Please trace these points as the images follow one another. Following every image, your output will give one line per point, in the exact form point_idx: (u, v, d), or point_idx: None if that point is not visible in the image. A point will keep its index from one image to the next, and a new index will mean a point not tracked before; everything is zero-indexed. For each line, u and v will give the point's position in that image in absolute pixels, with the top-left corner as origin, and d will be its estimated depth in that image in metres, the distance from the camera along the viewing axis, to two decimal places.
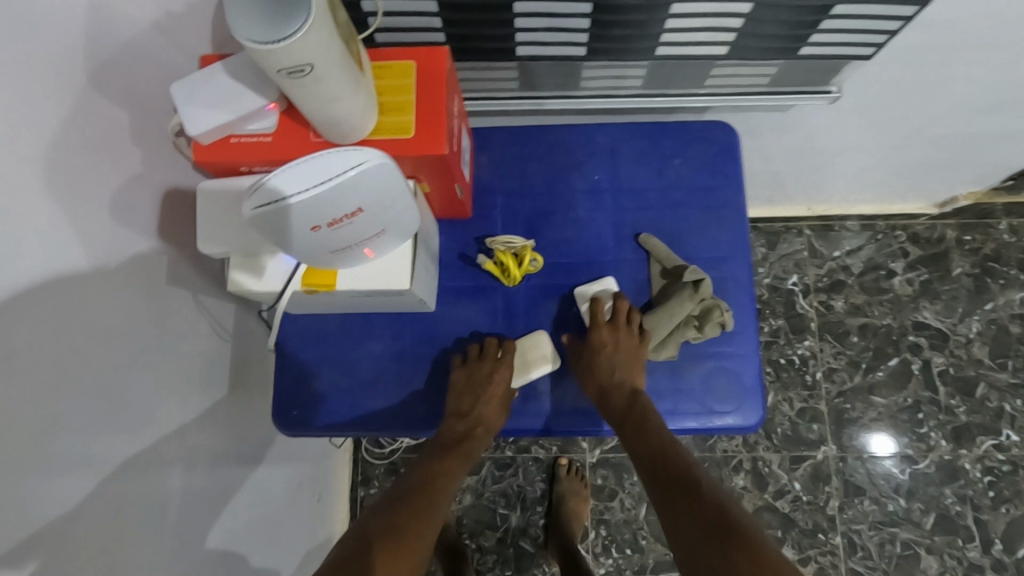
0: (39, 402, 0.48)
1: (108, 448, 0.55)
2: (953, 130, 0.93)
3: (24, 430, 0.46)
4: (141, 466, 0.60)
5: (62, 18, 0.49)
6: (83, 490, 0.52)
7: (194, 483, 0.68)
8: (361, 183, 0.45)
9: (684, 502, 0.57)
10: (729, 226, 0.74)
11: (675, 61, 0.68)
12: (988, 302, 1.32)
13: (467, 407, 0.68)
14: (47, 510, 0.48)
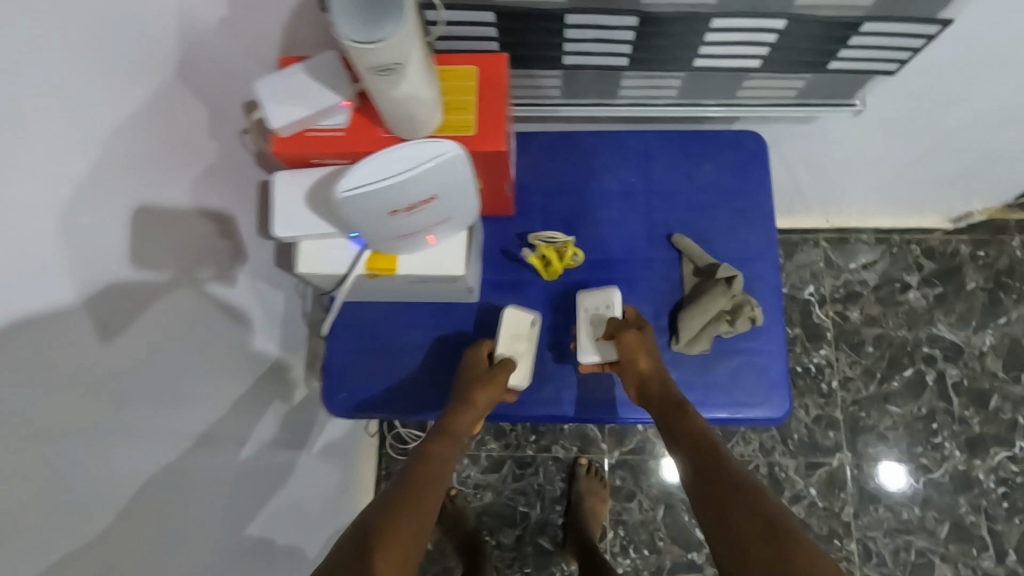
0: (126, 369, 0.53)
1: (173, 416, 0.59)
2: (969, 145, 0.97)
3: (113, 392, 0.51)
4: (200, 438, 0.63)
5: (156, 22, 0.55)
6: (159, 452, 0.56)
7: (244, 459, 0.72)
8: (437, 172, 0.50)
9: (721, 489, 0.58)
10: (757, 229, 0.78)
11: (710, 72, 0.73)
12: (1001, 316, 1.35)
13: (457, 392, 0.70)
14: (128, 467, 0.52)
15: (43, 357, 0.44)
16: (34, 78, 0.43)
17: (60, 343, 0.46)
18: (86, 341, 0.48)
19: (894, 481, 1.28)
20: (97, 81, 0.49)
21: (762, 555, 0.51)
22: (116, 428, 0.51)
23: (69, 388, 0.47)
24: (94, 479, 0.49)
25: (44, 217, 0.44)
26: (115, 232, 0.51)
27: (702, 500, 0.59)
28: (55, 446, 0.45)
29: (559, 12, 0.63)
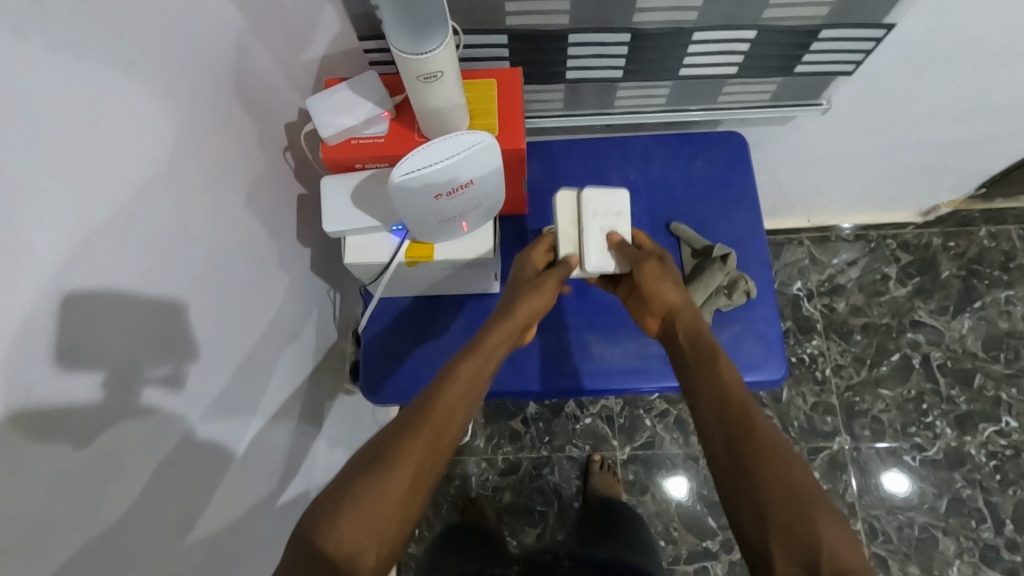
0: (191, 353, 0.59)
1: (225, 393, 0.66)
2: (927, 140, 1.09)
3: (179, 370, 0.58)
4: (244, 419, 0.70)
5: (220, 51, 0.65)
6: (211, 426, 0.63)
7: (278, 443, 0.78)
8: (473, 159, 0.58)
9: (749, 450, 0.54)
10: (746, 215, 0.88)
11: (693, 80, 0.83)
12: (976, 300, 1.45)
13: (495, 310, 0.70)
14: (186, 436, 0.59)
15: (131, 327, 0.52)
16: (132, 96, 0.51)
17: (138, 330, 0.53)
18: (165, 319, 0.56)
19: (899, 486, 1.34)
20: (178, 100, 0.57)
21: (782, 516, 0.50)
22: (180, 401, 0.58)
23: (148, 364, 0.54)
24: (160, 445, 0.55)
25: (144, 209, 0.53)
26: (191, 225, 0.59)
27: (725, 449, 0.56)
28: (139, 407, 0.52)
29: (563, 31, 0.74)
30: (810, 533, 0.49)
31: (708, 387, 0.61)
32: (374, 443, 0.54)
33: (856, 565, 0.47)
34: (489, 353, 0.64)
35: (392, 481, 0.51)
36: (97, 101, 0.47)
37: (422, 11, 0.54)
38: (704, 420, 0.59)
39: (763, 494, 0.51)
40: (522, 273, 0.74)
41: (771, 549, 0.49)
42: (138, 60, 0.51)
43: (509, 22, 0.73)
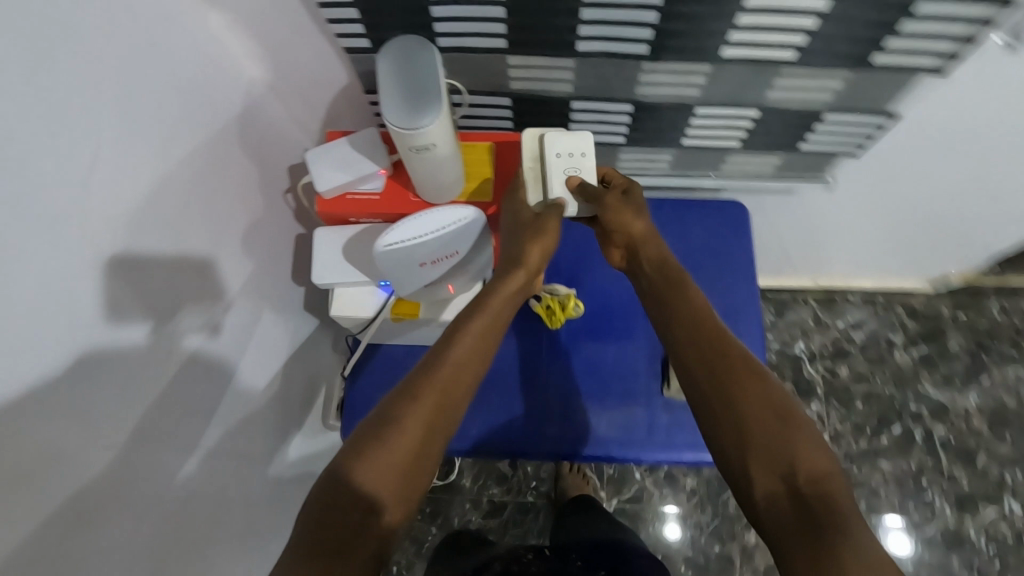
0: (152, 400, 0.60)
1: (191, 434, 0.66)
2: (936, 216, 1.07)
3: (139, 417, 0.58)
4: (212, 458, 0.71)
5: (217, 101, 0.66)
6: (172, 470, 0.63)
7: (246, 485, 0.79)
8: (461, 234, 0.59)
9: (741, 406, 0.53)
10: (742, 288, 0.88)
11: (695, 150, 0.83)
12: (984, 376, 1.41)
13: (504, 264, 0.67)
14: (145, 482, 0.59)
15: (98, 373, 0.53)
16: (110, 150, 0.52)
17: (99, 378, 0.53)
18: (132, 366, 0.57)
19: (901, 546, 1.30)
20: (163, 151, 0.59)
21: (755, 430, 0.52)
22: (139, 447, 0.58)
23: (109, 411, 0.54)
24: (115, 492, 0.55)
25: (115, 261, 0.54)
26: (164, 273, 0.61)
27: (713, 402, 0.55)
28: (94, 452, 0.53)
29: (566, 98, 0.74)
30: (781, 444, 0.51)
31: (690, 334, 0.59)
32: (383, 408, 0.54)
33: (823, 463, 0.50)
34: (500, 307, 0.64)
35: (398, 450, 0.52)
36: (78, 162, 0.49)
37: (421, 86, 0.55)
38: (677, 354, 0.59)
39: (739, 416, 0.53)
40: (523, 213, 0.69)
41: (749, 464, 0.51)
42: (120, 121, 0.53)
43: (513, 86, 0.74)
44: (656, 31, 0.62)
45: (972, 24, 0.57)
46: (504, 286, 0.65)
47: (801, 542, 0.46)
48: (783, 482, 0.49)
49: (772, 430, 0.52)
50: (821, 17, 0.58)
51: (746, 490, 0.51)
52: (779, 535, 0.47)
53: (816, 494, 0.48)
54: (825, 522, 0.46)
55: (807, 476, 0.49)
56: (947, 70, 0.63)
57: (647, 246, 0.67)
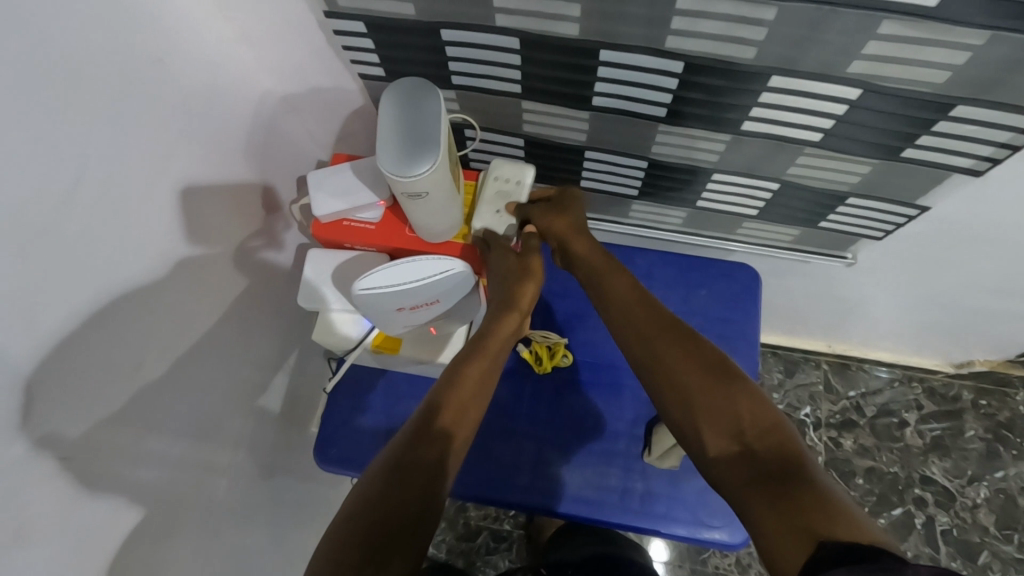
0: (139, 408, 0.59)
1: (174, 451, 0.65)
2: (965, 304, 1.01)
3: (123, 425, 0.57)
4: (196, 474, 0.69)
5: (226, 110, 0.66)
6: (155, 479, 0.62)
7: (234, 497, 0.77)
8: (443, 284, 0.58)
9: (695, 386, 0.59)
10: (744, 357, 0.84)
11: (710, 212, 0.80)
12: (998, 470, 1.34)
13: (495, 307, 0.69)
14: (126, 489, 0.58)
15: (80, 383, 0.51)
16: (105, 149, 0.51)
17: (85, 385, 0.52)
18: (119, 383, 0.56)
19: None
20: (160, 155, 0.58)
21: (704, 399, 0.58)
22: (122, 455, 0.57)
23: (90, 418, 0.53)
24: (90, 501, 0.54)
25: (105, 277, 0.53)
26: (156, 287, 0.60)
27: (673, 400, 0.60)
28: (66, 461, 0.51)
29: (579, 147, 0.72)
30: (733, 409, 0.57)
31: (642, 321, 0.66)
32: (398, 445, 0.56)
33: (771, 417, 0.56)
34: (500, 343, 0.66)
35: (422, 467, 0.55)
36: (67, 174, 0.48)
37: (418, 133, 0.54)
38: (629, 342, 0.65)
39: (690, 393, 0.59)
40: (510, 260, 0.70)
41: (703, 434, 0.57)
42: (114, 134, 0.52)
43: (526, 129, 0.72)
44: (674, 97, 0.60)
45: (1012, 132, 0.53)
46: (500, 327, 0.67)
47: (760, 493, 0.51)
48: (737, 442, 0.55)
49: (724, 399, 0.58)
50: (850, 104, 0.55)
51: (707, 459, 0.57)
52: (742, 490, 0.52)
53: (768, 447, 0.54)
54: (780, 473, 0.51)
55: (758, 433, 0.55)
56: (980, 171, 0.59)
57: (575, 239, 0.71)
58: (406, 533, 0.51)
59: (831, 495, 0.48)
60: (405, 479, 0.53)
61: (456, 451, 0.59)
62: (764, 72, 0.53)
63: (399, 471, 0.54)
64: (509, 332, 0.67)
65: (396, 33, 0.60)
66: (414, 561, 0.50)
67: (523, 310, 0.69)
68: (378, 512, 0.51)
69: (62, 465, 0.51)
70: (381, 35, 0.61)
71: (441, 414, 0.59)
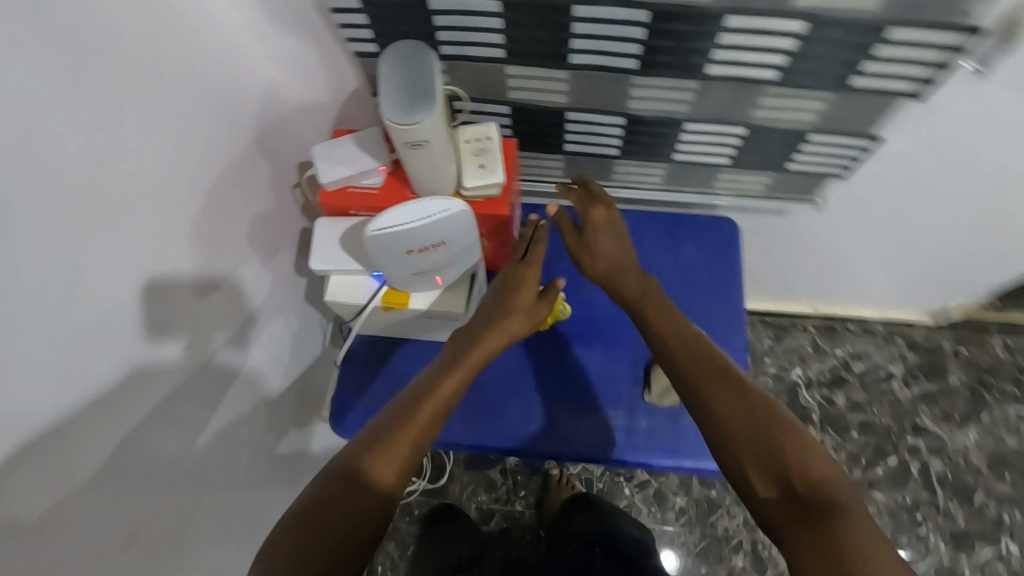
0: (154, 362, 0.64)
1: (179, 416, 0.68)
2: (933, 246, 1.08)
3: (141, 377, 0.62)
4: (195, 440, 0.72)
5: (241, 94, 0.72)
6: (167, 432, 0.67)
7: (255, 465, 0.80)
8: (444, 223, 0.62)
9: (737, 416, 0.60)
10: (731, 300, 0.90)
11: (687, 166, 0.86)
12: (984, 413, 1.39)
13: (484, 321, 0.69)
14: (142, 438, 0.63)
15: (103, 333, 0.56)
16: (135, 124, 0.57)
17: (109, 338, 0.57)
18: (137, 339, 0.61)
19: None
20: (186, 131, 0.63)
21: (746, 436, 0.58)
22: (139, 405, 0.62)
23: (110, 369, 0.57)
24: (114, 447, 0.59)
25: (127, 242, 0.58)
26: (174, 258, 0.64)
27: (715, 430, 0.61)
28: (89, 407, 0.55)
29: (561, 109, 0.78)
30: (789, 458, 0.56)
31: (684, 350, 0.66)
32: (360, 443, 0.58)
33: (817, 460, 0.56)
34: (475, 360, 0.66)
35: (383, 472, 0.56)
36: (101, 140, 0.53)
37: (416, 88, 0.59)
38: (676, 366, 0.65)
39: (734, 428, 0.59)
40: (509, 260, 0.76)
41: (747, 469, 0.58)
42: (144, 110, 0.58)
43: (511, 95, 0.78)
44: (643, 47, 0.66)
45: (941, 50, 0.60)
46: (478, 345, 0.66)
47: (802, 532, 0.52)
48: (778, 480, 0.56)
49: (768, 431, 0.58)
50: (799, 39, 0.62)
51: (746, 491, 0.58)
52: (785, 527, 0.54)
53: (812, 489, 0.55)
54: (820, 511, 0.53)
55: (802, 472, 0.56)
56: (924, 95, 0.66)
57: (625, 275, 0.75)
58: (351, 545, 0.53)
59: (873, 547, 0.50)
60: (364, 478, 0.55)
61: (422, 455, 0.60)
62: (719, 14, 0.60)
63: (359, 468, 0.56)
64: (489, 351, 0.67)
65: (388, 6, 0.66)
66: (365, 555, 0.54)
67: (510, 336, 0.69)
68: (334, 507, 0.53)
69: (88, 410, 0.55)
70: (375, 10, 0.67)
71: (409, 413, 0.60)
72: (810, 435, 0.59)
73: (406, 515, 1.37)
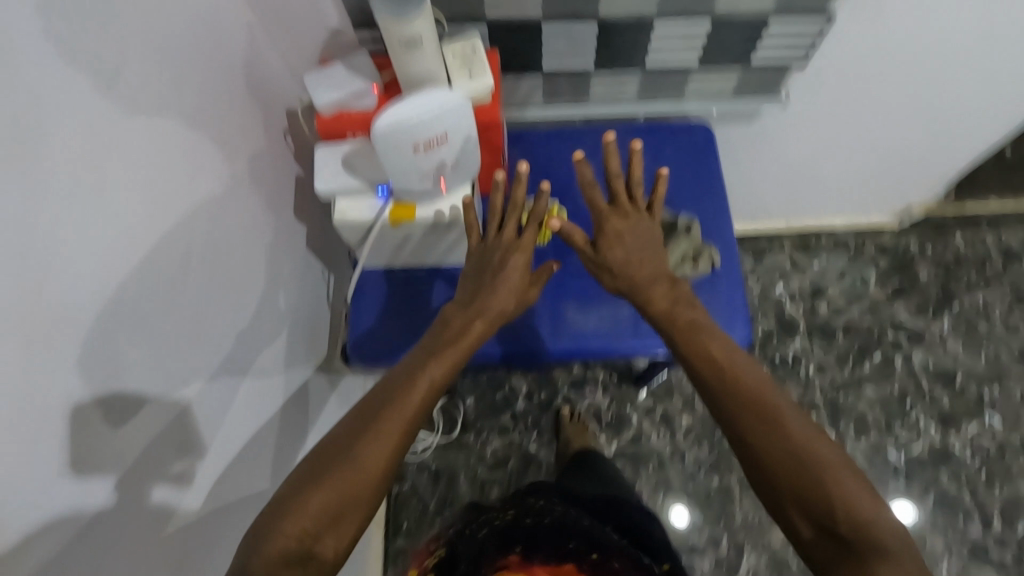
0: (176, 284, 0.65)
1: (191, 349, 0.69)
2: (890, 135, 1.16)
3: (167, 296, 0.64)
4: (212, 374, 0.73)
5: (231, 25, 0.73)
6: (191, 356, 0.68)
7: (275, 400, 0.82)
8: (445, 113, 0.68)
9: (779, 461, 0.62)
10: (714, 195, 0.95)
11: (659, 71, 0.91)
12: (955, 302, 1.49)
13: (463, 309, 0.75)
14: (168, 360, 0.64)
15: (133, 249, 0.58)
16: (142, 44, 0.58)
17: (137, 254, 0.59)
18: (160, 258, 0.63)
19: (892, 453, 1.36)
20: (185, 56, 0.65)
21: (788, 482, 0.61)
22: (165, 325, 0.64)
23: (141, 285, 0.59)
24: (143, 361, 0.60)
25: (137, 165, 0.59)
26: (178, 185, 0.66)
27: (754, 465, 0.63)
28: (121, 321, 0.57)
29: (537, 22, 0.82)
30: (833, 500, 0.58)
31: (719, 385, 0.67)
32: (343, 432, 0.63)
33: (859, 496, 0.59)
34: (455, 354, 0.70)
35: (363, 461, 0.61)
36: (116, 57, 0.55)
37: None
38: (718, 406, 0.67)
39: (776, 469, 0.62)
40: (488, 242, 0.77)
41: (790, 512, 0.61)
42: (149, 31, 0.59)
43: (487, 14, 0.81)
44: None
45: None
46: (461, 334, 0.72)
47: (847, 564, 0.57)
48: (819, 523, 0.59)
49: (809, 471, 0.60)
50: None
51: (790, 526, 0.62)
52: (827, 559, 0.59)
53: (853, 531, 0.57)
54: (858, 549, 0.57)
55: (848, 514, 0.58)
56: None
57: (653, 295, 0.76)
58: (324, 530, 0.58)
59: None
60: (339, 467, 0.60)
61: (399, 451, 0.63)
62: None
63: (336, 455, 0.61)
64: (469, 345, 0.71)
65: None
66: (346, 542, 0.59)
67: (485, 324, 0.73)
68: (308, 492, 0.59)
69: (122, 322, 0.57)
70: None
71: (387, 408, 0.64)
72: (852, 468, 0.61)
73: (423, 471, 1.40)
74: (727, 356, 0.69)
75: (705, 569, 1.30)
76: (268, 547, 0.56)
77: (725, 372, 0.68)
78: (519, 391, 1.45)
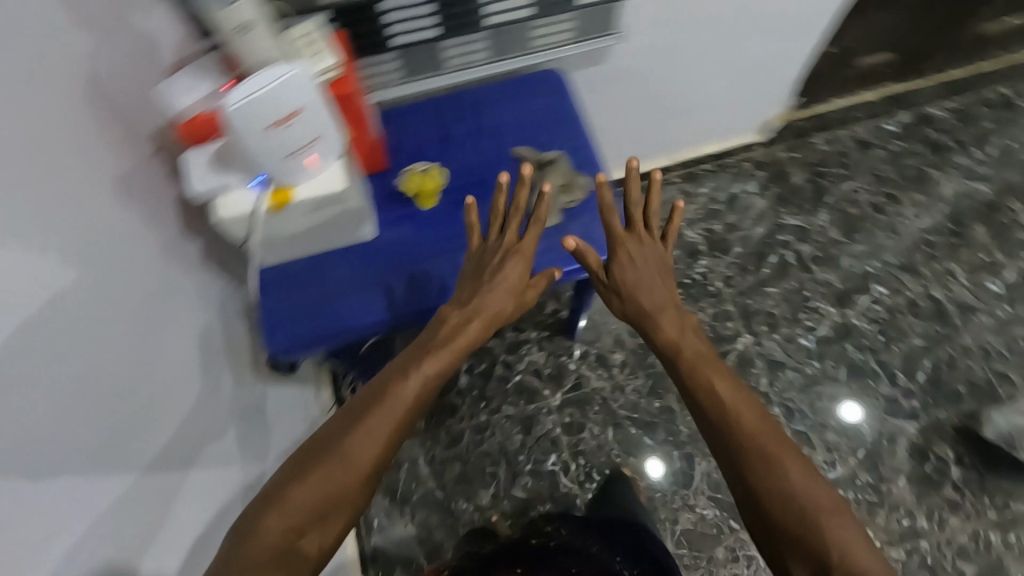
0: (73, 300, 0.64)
1: (104, 356, 0.69)
2: (730, 54, 1.27)
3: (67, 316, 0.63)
4: (129, 389, 0.72)
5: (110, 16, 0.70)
6: (101, 373, 0.68)
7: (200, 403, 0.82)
8: (289, 89, 0.71)
9: (779, 499, 0.69)
10: (577, 131, 1.04)
11: (499, 28, 0.98)
12: (828, 197, 1.64)
13: (456, 316, 0.83)
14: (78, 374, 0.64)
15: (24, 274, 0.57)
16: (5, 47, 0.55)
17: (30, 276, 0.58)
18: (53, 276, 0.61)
19: (803, 339, 1.49)
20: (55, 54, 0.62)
21: (787, 527, 0.68)
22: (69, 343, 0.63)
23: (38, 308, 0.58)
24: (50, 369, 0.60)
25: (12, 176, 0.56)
26: (61, 193, 0.63)
27: (742, 485, 0.72)
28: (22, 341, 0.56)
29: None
30: (829, 544, 0.66)
31: (720, 417, 0.77)
32: (331, 430, 0.71)
33: (848, 543, 0.66)
34: (444, 351, 0.79)
35: (355, 457, 0.69)
36: None
37: None
38: (721, 436, 0.76)
39: (773, 509, 0.69)
40: (489, 244, 0.88)
41: (781, 550, 0.68)
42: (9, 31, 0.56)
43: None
44: None
45: None
46: (441, 331, 0.81)
47: None
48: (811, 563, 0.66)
49: (804, 510, 0.68)
50: None
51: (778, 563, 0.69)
52: None
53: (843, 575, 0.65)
54: None
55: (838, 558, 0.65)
56: None
57: (666, 327, 0.87)
58: (310, 527, 0.66)
59: None
60: (323, 464, 0.68)
61: (382, 452, 0.70)
62: None
63: (324, 454, 0.69)
64: (457, 350, 0.80)
65: None
66: (328, 542, 0.67)
67: (468, 335, 0.82)
68: (295, 488, 0.66)
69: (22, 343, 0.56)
70: None
71: (374, 406, 0.72)
72: (847, 521, 0.68)
73: None
74: (733, 399, 0.78)
75: (665, 486, 1.38)
76: (258, 541, 0.63)
77: (733, 412, 0.77)
78: (459, 367, 1.48)
